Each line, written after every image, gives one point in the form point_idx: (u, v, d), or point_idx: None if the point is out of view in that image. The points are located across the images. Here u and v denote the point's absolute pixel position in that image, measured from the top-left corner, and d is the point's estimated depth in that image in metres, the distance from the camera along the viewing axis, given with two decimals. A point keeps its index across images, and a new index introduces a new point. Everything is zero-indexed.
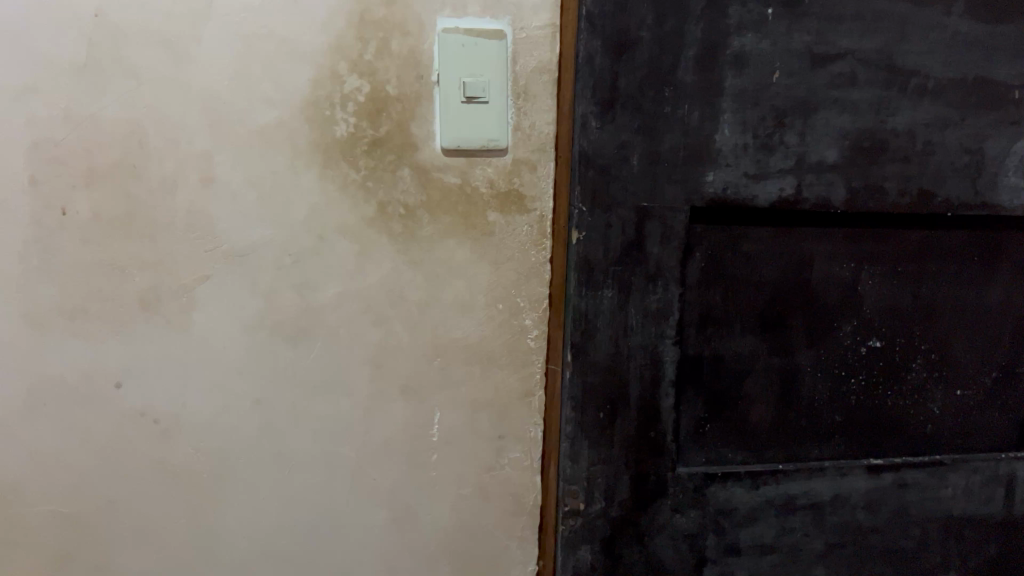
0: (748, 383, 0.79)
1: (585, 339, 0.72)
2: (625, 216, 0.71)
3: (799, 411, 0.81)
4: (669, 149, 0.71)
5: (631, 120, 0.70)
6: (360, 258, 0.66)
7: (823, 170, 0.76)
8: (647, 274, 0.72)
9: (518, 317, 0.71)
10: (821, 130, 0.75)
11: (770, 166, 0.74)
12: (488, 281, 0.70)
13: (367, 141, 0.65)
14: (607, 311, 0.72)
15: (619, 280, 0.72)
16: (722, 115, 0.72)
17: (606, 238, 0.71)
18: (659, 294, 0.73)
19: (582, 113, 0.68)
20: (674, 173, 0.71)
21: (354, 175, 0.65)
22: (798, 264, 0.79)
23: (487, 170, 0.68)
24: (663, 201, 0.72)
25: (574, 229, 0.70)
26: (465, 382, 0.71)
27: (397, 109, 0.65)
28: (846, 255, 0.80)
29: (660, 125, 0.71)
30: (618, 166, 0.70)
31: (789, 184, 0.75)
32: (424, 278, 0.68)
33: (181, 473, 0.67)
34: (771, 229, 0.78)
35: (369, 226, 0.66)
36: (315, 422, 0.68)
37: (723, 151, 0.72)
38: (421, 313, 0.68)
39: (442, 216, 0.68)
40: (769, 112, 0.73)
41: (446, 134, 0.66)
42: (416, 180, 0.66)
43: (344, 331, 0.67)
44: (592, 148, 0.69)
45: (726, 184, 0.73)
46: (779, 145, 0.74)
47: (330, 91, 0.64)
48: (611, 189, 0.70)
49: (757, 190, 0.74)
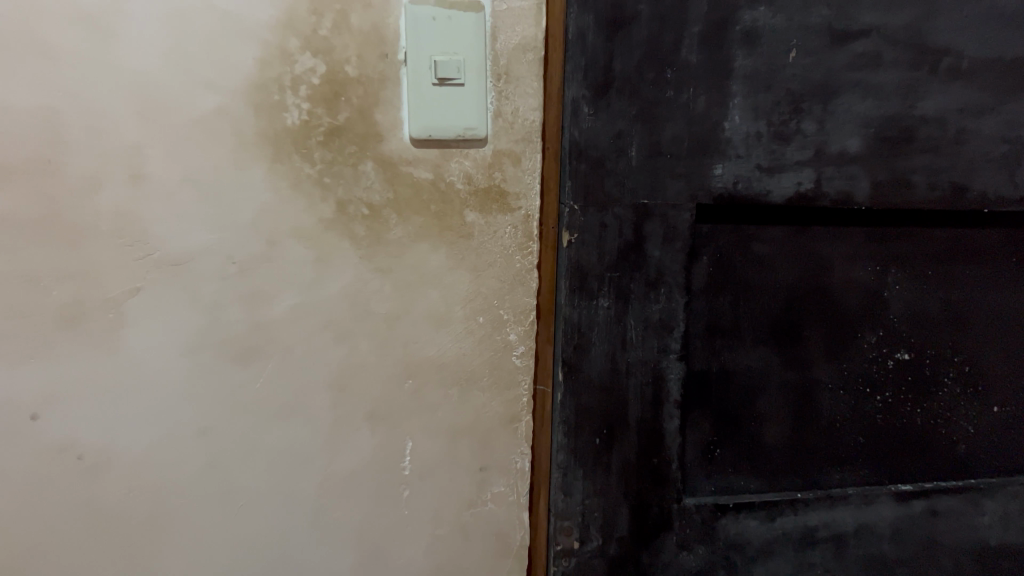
0: (762, 400, 0.70)
1: (579, 354, 0.64)
2: (623, 215, 0.63)
3: (819, 433, 0.72)
4: (671, 140, 0.63)
5: (628, 106, 0.62)
6: (317, 265, 0.57)
7: (845, 161, 0.68)
8: (647, 280, 0.64)
9: (501, 332, 0.62)
10: (841, 117, 0.67)
11: (785, 157, 0.66)
12: (466, 290, 0.61)
13: (324, 131, 0.56)
14: (603, 324, 0.64)
15: (616, 288, 0.64)
16: (731, 100, 0.64)
17: (600, 240, 0.63)
18: (661, 302, 0.65)
19: (573, 99, 0.61)
20: (677, 167, 0.63)
21: (309, 169, 0.56)
22: (816, 267, 0.70)
23: (464, 164, 0.59)
24: (665, 198, 0.64)
25: (567, 231, 0.62)
26: (442, 408, 0.62)
27: (358, 93, 0.56)
28: (870, 257, 0.71)
29: (662, 112, 0.62)
30: (614, 159, 0.62)
31: (808, 177, 0.67)
32: (392, 288, 0.59)
33: (113, 516, 0.57)
34: (785, 229, 0.69)
35: (327, 229, 0.57)
36: (269, 456, 0.59)
37: (734, 140, 0.64)
38: (389, 329, 0.59)
39: (413, 216, 0.59)
40: (784, 95, 0.65)
41: (416, 122, 0.57)
42: (381, 176, 0.58)
43: (300, 351, 0.58)
44: (585, 138, 0.61)
45: (736, 178, 0.65)
46: (795, 133, 0.66)
47: (280, 72, 0.55)
48: (606, 185, 0.62)
49: (772, 184, 0.66)
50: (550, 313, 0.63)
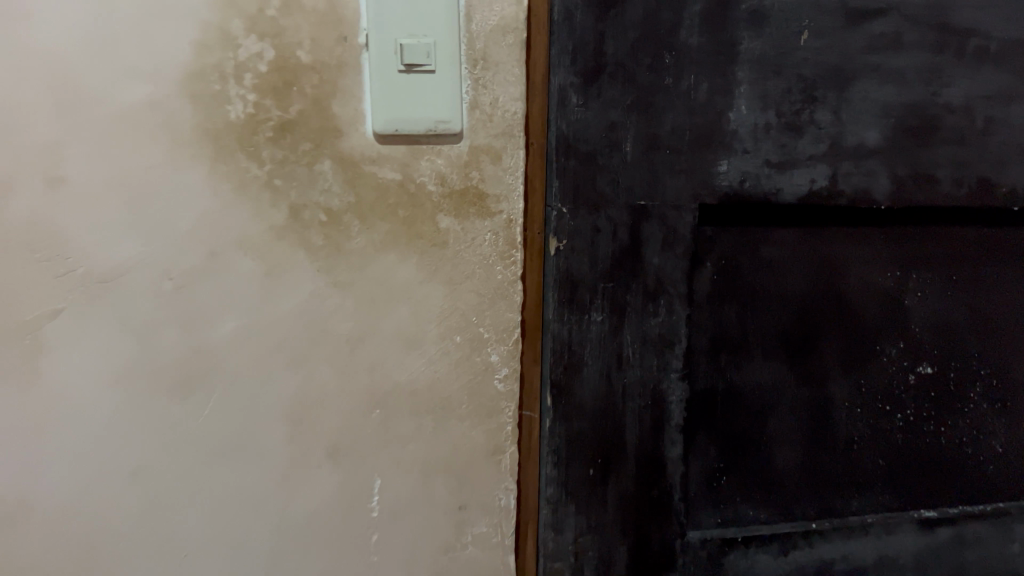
0: (773, 421, 0.63)
1: (570, 375, 0.57)
2: (617, 217, 0.56)
3: (835, 455, 0.65)
4: (670, 132, 0.56)
5: (622, 95, 0.54)
6: (267, 280, 0.50)
7: (863, 155, 0.61)
8: (645, 291, 0.57)
9: (481, 354, 0.55)
10: (859, 106, 0.60)
11: (797, 151, 0.59)
12: (441, 306, 0.53)
13: (273, 125, 0.49)
14: (597, 340, 0.57)
15: (610, 300, 0.57)
16: (737, 88, 0.57)
17: (593, 247, 0.56)
18: (661, 316, 0.58)
19: (561, 86, 0.53)
20: (677, 163, 0.56)
21: (256, 170, 0.49)
22: (832, 272, 0.63)
23: (437, 162, 0.52)
24: (664, 198, 0.57)
25: (556, 236, 0.55)
26: (414, 439, 0.54)
27: (312, 81, 0.49)
28: (890, 260, 0.64)
29: (659, 101, 0.55)
30: (606, 154, 0.55)
31: (822, 173, 0.60)
32: (355, 305, 0.51)
33: (33, 571, 0.50)
34: (798, 230, 0.62)
35: (278, 239, 0.50)
36: (214, 499, 0.51)
37: (740, 133, 0.57)
38: (351, 353, 0.52)
39: (378, 223, 0.51)
40: (795, 82, 0.58)
41: (381, 115, 0.50)
42: (341, 176, 0.50)
43: (249, 378, 0.51)
44: (575, 131, 0.54)
45: (742, 175, 0.58)
46: (808, 124, 0.59)
47: (220, 59, 0.47)
48: (598, 184, 0.55)
49: (783, 182, 0.59)
50: (537, 330, 0.56)
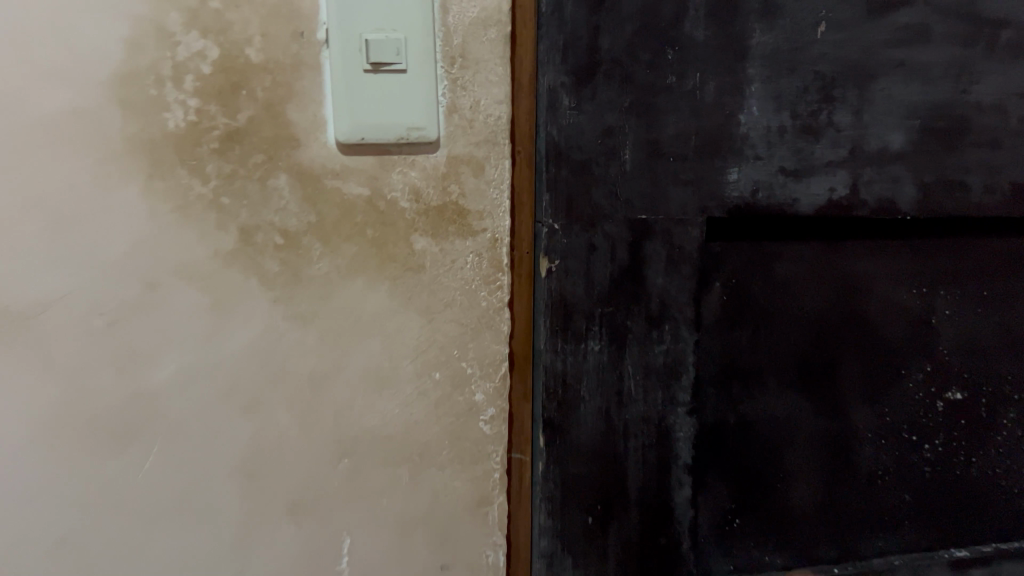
0: (787, 456, 0.57)
1: (565, 412, 0.50)
2: (615, 234, 0.49)
3: (856, 492, 0.59)
4: (674, 137, 0.49)
5: (620, 96, 0.48)
6: (214, 313, 0.43)
7: (887, 161, 0.54)
8: (648, 316, 0.51)
9: (463, 392, 0.49)
10: (884, 107, 0.53)
11: (814, 157, 0.53)
12: (417, 339, 0.47)
13: (219, 135, 0.42)
14: (594, 373, 0.50)
15: (609, 328, 0.50)
16: (749, 88, 0.50)
17: (589, 268, 0.49)
18: (666, 343, 0.52)
19: (551, 87, 0.47)
20: (682, 171, 0.50)
21: (200, 187, 0.42)
22: (852, 291, 0.56)
23: (410, 175, 0.45)
24: (668, 212, 0.50)
25: (547, 256, 0.48)
26: (389, 491, 0.48)
27: (264, 84, 0.42)
28: (915, 276, 0.58)
29: (660, 103, 0.49)
30: (602, 164, 0.48)
31: (841, 181, 0.53)
32: (317, 340, 0.45)
33: None
34: (814, 245, 0.55)
35: (227, 266, 0.43)
36: (158, 564, 0.45)
37: (751, 137, 0.51)
38: (313, 394, 0.45)
39: (344, 245, 0.45)
40: (812, 81, 0.51)
41: (346, 120, 0.43)
42: (298, 193, 0.44)
43: (195, 427, 0.44)
44: (566, 136, 0.47)
45: (755, 184, 0.52)
46: (825, 127, 0.52)
47: (154, 59, 0.41)
48: (593, 198, 0.48)
49: (799, 191, 0.53)
50: (527, 361, 0.50)
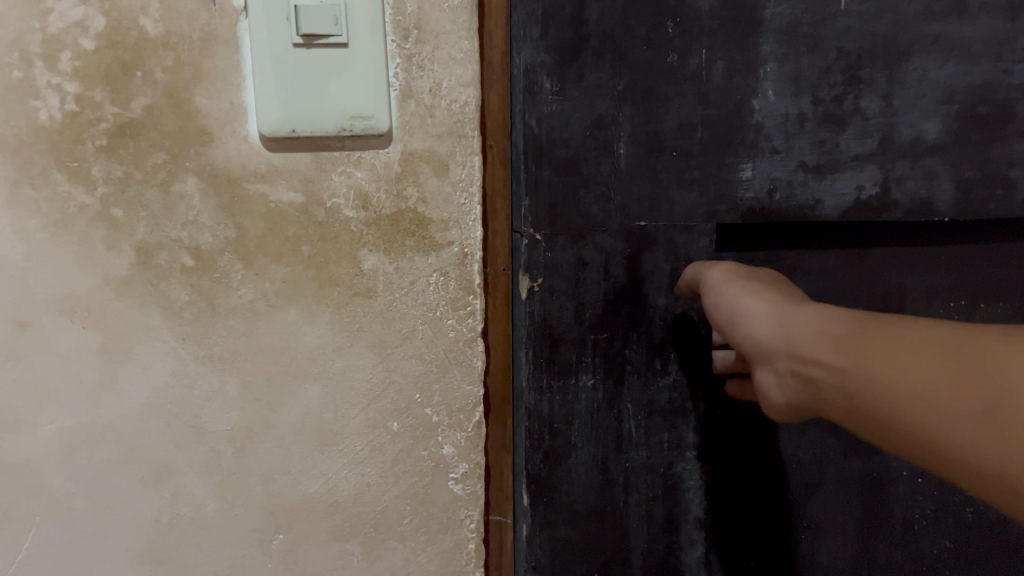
0: (812, 506, 0.46)
1: (555, 458, 0.43)
2: (608, 245, 0.41)
3: (891, 551, 0.47)
4: (676, 129, 0.40)
5: (611, 79, 0.40)
6: (105, 358, 0.34)
7: (923, 154, 0.42)
8: (651, 343, 0.43)
9: (428, 446, 0.39)
10: (920, 89, 0.41)
11: (839, 149, 0.42)
12: (368, 383, 0.37)
13: (108, 130, 0.33)
14: (586, 413, 0.42)
15: (604, 358, 0.42)
16: (761, 69, 0.40)
17: (577, 289, 0.41)
18: (672, 376, 0.43)
19: (527, 67, 0.39)
20: (688, 170, 0.41)
21: (83, 197, 0.33)
22: (889, 309, 0.45)
23: (355, 176, 0.36)
24: (671, 220, 0.41)
25: (528, 274, 0.40)
26: (335, 570, 0.39)
27: (166, 63, 0.33)
28: (953, 283, 0.45)
29: (658, 87, 0.40)
30: (592, 161, 0.40)
31: (872, 179, 0.42)
32: (238, 388, 0.36)
33: None
34: (840, 252, 0.44)
35: (120, 297, 0.34)
36: None
37: (766, 128, 0.41)
38: (236, 457, 0.36)
39: (272, 267, 0.35)
40: (835, 58, 0.41)
41: (271, 110, 0.34)
42: (211, 201, 0.34)
43: (85, 504, 0.35)
44: (548, 128, 0.39)
45: (772, 184, 0.41)
46: (854, 114, 0.41)
47: (16, 32, 0.31)
48: (581, 201, 0.40)
49: (824, 191, 0.42)
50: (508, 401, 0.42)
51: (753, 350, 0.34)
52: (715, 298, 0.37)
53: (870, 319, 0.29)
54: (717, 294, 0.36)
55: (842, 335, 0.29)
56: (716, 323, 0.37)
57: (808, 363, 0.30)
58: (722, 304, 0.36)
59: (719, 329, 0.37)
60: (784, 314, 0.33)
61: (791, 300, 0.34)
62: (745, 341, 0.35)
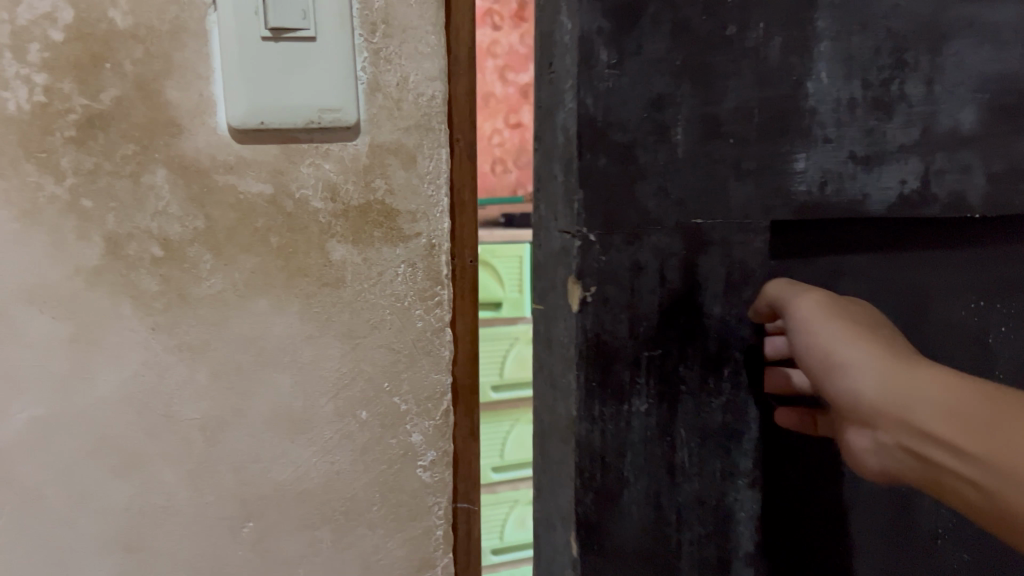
0: (854, 521, 0.52)
1: (607, 490, 0.45)
2: (662, 246, 0.44)
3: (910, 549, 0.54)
4: (732, 112, 0.44)
5: (668, 52, 0.42)
6: (77, 347, 0.34)
7: (959, 147, 0.48)
8: (703, 360, 0.46)
9: (397, 434, 0.40)
10: (954, 76, 0.47)
11: (885, 138, 0.47)
12: (338, 371, 0.38)
13: (77, 121, 0.33)
14: (638, 438, 0.45)
15: (656, 378, 0.45)
16: (817, 47, 0.45)
17: (632, 298, 0.43)
18: (723, 396, 0.47)
19: (583, 35, 0.40)
20: (747, 160, 0.45)
21: (53, 187, 0.33)
22: (919, 304, 0.51)
23: (323, 168, 0.36)
24: (727, 214, 0.45)
25: (580, 282, 0.42)
26: (305, 559, 0.39)
27: (135, 55, 0.33)
28: (971, 289, 0.52)
29: (717, 63, 0.43)
30: (647, 146, 0.42)
31: (913, 171, 0.48)
32: (208, 377, 0.36)
33: None
34: (873, 252, 0.49)
35: (89, 287, 0.34)
36: None
37: (820, 114, 0.45)
38: (207, 446, 0.36)
39: (243, 259, 0.36)
40: (884, 39, 0.46)
41: (241, 101, 0.34)
42: (180, 192, 0.35)
43: (58, 492, 0.35)
44: (604, 107, 0.41)
45: (823, 176, 0.46)
46: (899, 100, 0.47)
47: None
48: (638, 196, 0.42)
49: (869, 184, 0.47)
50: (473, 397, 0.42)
51: (849, 402, 0.41)
52: (807, 338, 0.43)
53: (993, 400, 0.37)
54: (810, 336, 0.42)
55: (965, 420, 0.37)
56: (807, 365, 0.43)
57: (928, 434, 0.38)
58: (821, 354, 0.42)
59: (807, 365, 0.43)
60: (890, 374, 0.40)
61: (899, 358, 0.40)
62: (845, 389, 0.41)
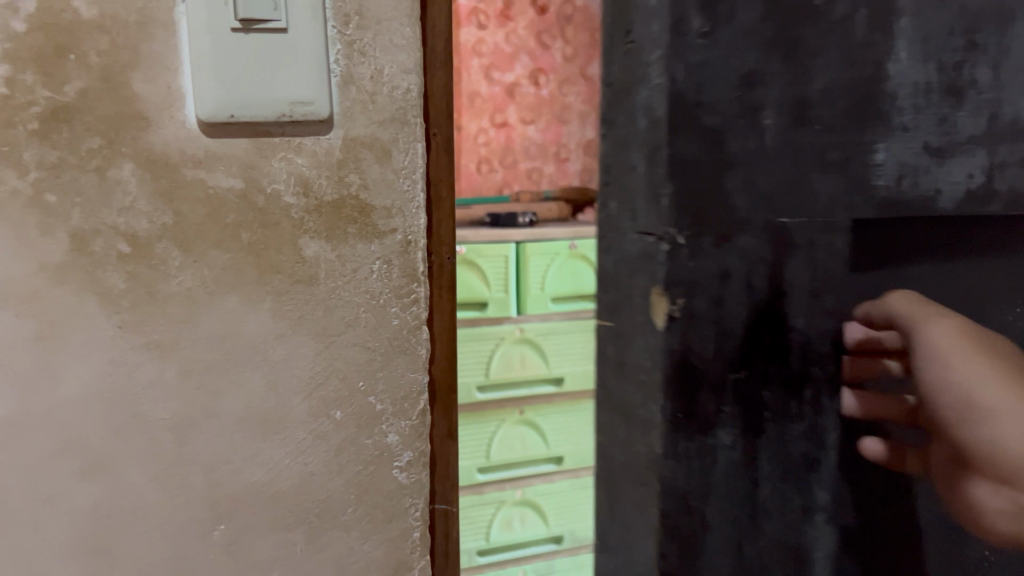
0: (928, 544, 0.47)
1: (688, 537, 0.39)
2: (750, 249, 0.38)
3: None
4: (822, 89, 0.38)
5: (764, 21, 0.36)
6: (41, 346, 0.33)
7: (1022, 135, 0.42)
8: (785, 382, 0.41)
9: (372, 434, 0.39)
10: (1023, 58, 0.41)
11: (958, 129, 0.41)
12: (311, 370, 0.37)
13: (40, 113, 0.32)
14: (724, 473, 0.40)
15: (741, 405, 0.40)
16: (899, 22, 0.38)
17: (723, 314, 0.38)
18: (807, 420, 0.42)
19: None
20: (830, 149, 0.39)
21: (15, 181, 0.32)
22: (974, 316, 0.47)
23: (296, 163, 0.35)
24: (818, 211, 0.39)
25: (669, 295, 0.37)
26: (278, 562, 0.38)
27: (100, 46, 0.32)
28: None
29: (808, 35, 0.37)
30: (739, 130, 0.37)
31: (982, 166, 0.42)
32: (177, 376, 0.35)
33: None
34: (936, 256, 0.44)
35: (53, 284, 0.33)
36: None
37: (900, 98, 0.40)
38: (177, 447, 0.36)
39: (214, 255, 0.35)
40: (960, 16, 0.39)
41: (210, 95, 0.33)
42: (148, 187, 0.34)
43: (24, 493, 0.34)
44: (696, 77, 0.35)
45: (901, 170, 0.40)
46: (970, 85, 0.41)
47: None
48: (726, 186, 0.37)
49: (945, 179, 0.41)
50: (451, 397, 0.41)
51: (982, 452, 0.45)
52: (942, 376, 0.46)
53: None
54: (942, 377, 0.46)
55: None
56: (941, 409, 0.46)
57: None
58: (958, 390, 0.45)
59: (954, 420, 0.46)
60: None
61: None
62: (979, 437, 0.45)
